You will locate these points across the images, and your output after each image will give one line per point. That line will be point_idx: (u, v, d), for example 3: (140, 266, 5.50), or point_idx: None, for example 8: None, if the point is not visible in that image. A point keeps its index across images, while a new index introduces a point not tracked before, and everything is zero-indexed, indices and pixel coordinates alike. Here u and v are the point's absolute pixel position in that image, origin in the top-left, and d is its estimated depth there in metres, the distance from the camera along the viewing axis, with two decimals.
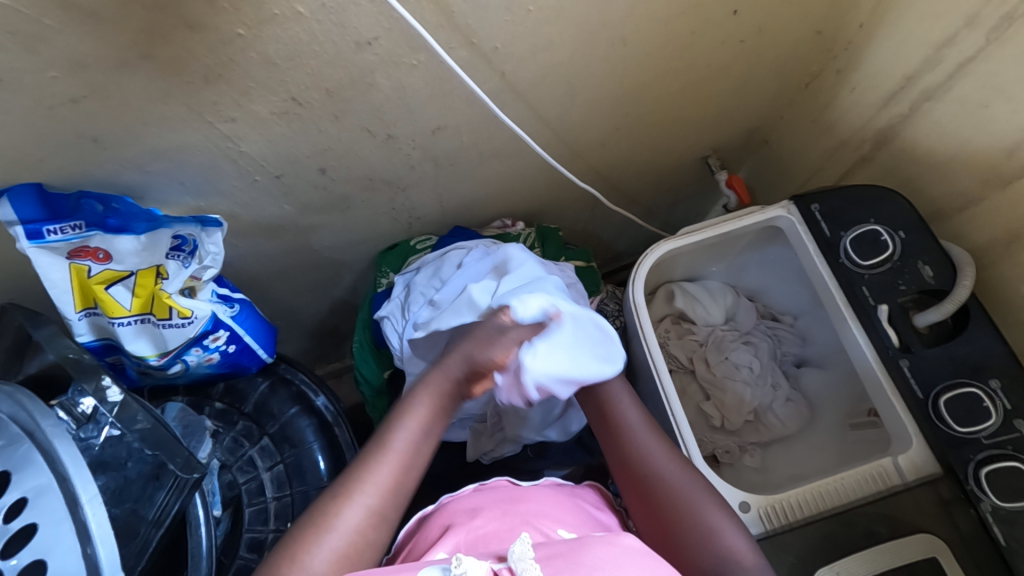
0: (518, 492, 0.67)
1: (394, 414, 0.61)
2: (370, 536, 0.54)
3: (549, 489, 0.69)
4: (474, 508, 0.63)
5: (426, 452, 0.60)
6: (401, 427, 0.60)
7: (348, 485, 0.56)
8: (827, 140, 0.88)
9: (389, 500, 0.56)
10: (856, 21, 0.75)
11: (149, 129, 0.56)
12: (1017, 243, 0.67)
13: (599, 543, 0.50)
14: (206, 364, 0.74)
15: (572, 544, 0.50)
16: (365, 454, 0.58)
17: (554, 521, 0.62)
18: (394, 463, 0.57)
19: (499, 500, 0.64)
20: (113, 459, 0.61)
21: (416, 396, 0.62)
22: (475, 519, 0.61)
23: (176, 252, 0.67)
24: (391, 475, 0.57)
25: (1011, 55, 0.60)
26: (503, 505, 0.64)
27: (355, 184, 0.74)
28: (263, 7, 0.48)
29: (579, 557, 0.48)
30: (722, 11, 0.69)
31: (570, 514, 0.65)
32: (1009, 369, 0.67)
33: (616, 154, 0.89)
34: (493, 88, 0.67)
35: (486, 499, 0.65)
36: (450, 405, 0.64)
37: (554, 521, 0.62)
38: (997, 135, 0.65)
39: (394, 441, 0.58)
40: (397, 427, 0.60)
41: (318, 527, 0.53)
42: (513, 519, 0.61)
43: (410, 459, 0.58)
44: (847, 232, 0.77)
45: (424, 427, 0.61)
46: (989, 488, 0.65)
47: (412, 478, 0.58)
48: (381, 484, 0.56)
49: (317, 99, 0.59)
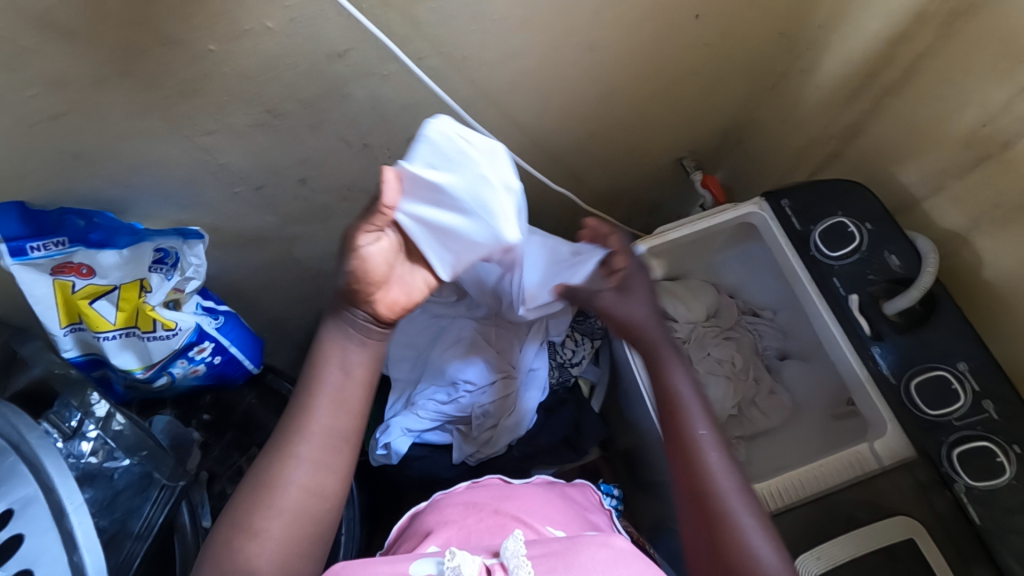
0: (509, 490, 0.69)
1: (310, 370, 0.58)
2: (315, 486, 0.54)
3: (540, 489, 0.70)
4: (466, 505, 0.64)
5: (355, 394, 0.58)
6: (322, 380, 0.58)
7: (287, 446, 0.55)
8: (796, 138, 0.90)
9: (323, 451, 0.56)
10: (816, 22, 0.78)
11: (130, 144, 0.58)
12: (978, 230, 0.69)
13: (592, 544, 0.50)
14: (192, 375, 0.75)
15: (566, 541, 0.51)
16: (290, 416, 0.57)
17: (543, 518, 0.63)
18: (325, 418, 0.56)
19: (490, 497, 0.66)
20: (100, 472, 0.62)
21: (334, 356, 0.58)
22: (466, 518, 0.62)
23: (159, 264, 0.67)
24: (325, 432, 0.56)
25: (960, 47, 0.63)
26: (494, 503, 0.65)
27: (335, 194, 0.76)
28: (235, 22, 0.50)
29: (573, 555, 0.49)
30: (683, 16, 0.71)
31: (560, 513, 0.66)
32: (976, 352, 0.69)
33: (593, 156, 0.91)
34: (464, 95, 0.68)
35: (480, 496, 0.67)
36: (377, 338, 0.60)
37: (543, 518, 0.63)
38: (952, 126, 0.68)
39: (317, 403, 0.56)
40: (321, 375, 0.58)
41: (261, 491, 0.53)
42: (502, 516, 0.62)
43: (338, 407, 0.57)
44: (816, 226, 0.80)
45: (348, 372, 0.58)
46: (962, 469, 0.66)
47: (346, 424, 0.57)
48: (308, 440, 0.55)
49: (293, 110, 0.61)
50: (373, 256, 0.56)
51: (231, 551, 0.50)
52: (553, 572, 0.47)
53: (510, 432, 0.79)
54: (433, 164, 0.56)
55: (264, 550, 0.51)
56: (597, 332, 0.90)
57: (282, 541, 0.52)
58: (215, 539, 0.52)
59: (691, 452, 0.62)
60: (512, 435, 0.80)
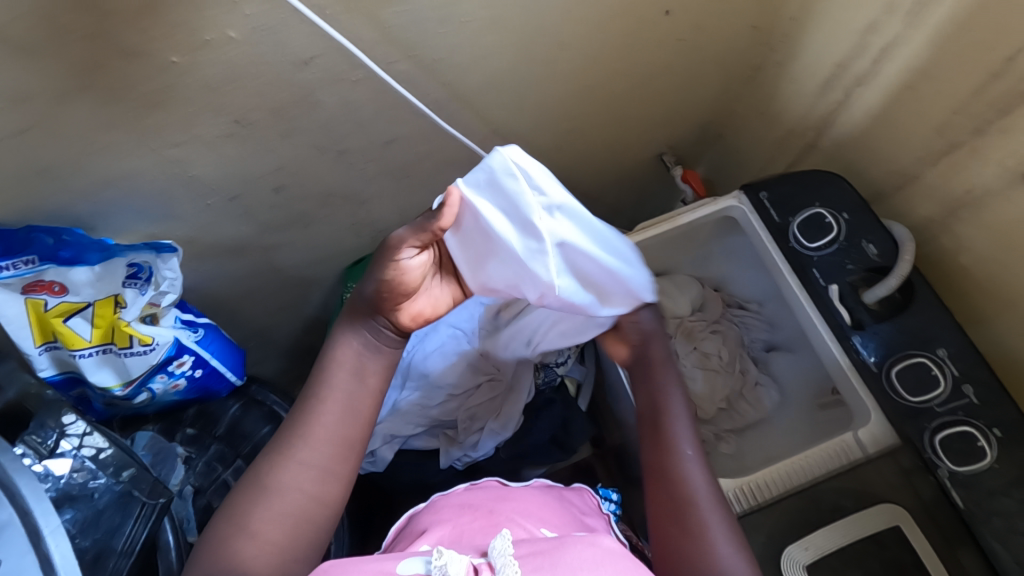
0: (505, 492, 0.68)
1: (317, 376, 0.60)
2: (313, 489, 0.55)
3: (536, 491, 0.70)
4: (462, 505, 0.64)
5: (360, 403, 0.59)
6: (332, 384, 0.59)
7: (291, 447, 0.56)
8: (774, 130, 0.91)
9: (326, 455, 0.56)
10: (788, 14, 0.78)
11: (99, 159, 0.57)
12: (952, 216, 0.69)
13: (583, 547, 0.49)
14: (172, 391, 0.74)
15: (554, 541, 0.50)
16: (295, 418, 0.58)
17: (537, 521, 0.62)
18: (330, 423, 0.57)
19: (486, 497, 0.66)
20: (80, 493, 0.60)
21: (338, 362, 0.60)
22: (461, 517, 0.62)
23: (133, 279, 0.66)
24: (330, 437, 0.57)
25: (928, 35, 0.63)
26: (490, 503, 0.65)
27: (312, 201, 0.75)
28: (196, 33, 0.49)
29: (560, 557, 0.48)
30: (654, 11, 0.71)
31: (554, 514, 0.65)
32: (955, 338, 0.70)
33: (573, 155, 0.91)
34: (437, 98, 0.68)
35: (476, 497, 0.66)
36: (383, 351, 0.62)
37: (537, 521, 0.62)
38: (923, 114, 0.68)
39: (325, 406, 0.58)
40: (326, 381, 0.59)
41: (261, 489, 0.53)
42: (497, 516, 0.62)
43: (345, 413, 0.58)
44: (794, 217, 0.80)
45: (354, 379, 0.60)
46: (944, 454, 0.66)
47: (352, 432, 0.58)
48: (310, 443, 0.56)
49: (263, 120, 0.60)
50: (411, 270, 0.57)
51: (226, 548, 0.50)
52: (538, 571, 0.46)
53: (495, 435, 0.80)
54: (489, 193, 0.53)
55: (261, 552, 0.51)
56: None
57: (280, 545, 0.52)
58: (210, 534, 0.52)
59: (673, 465, 0.60)
60: (498, 437, 0.80)
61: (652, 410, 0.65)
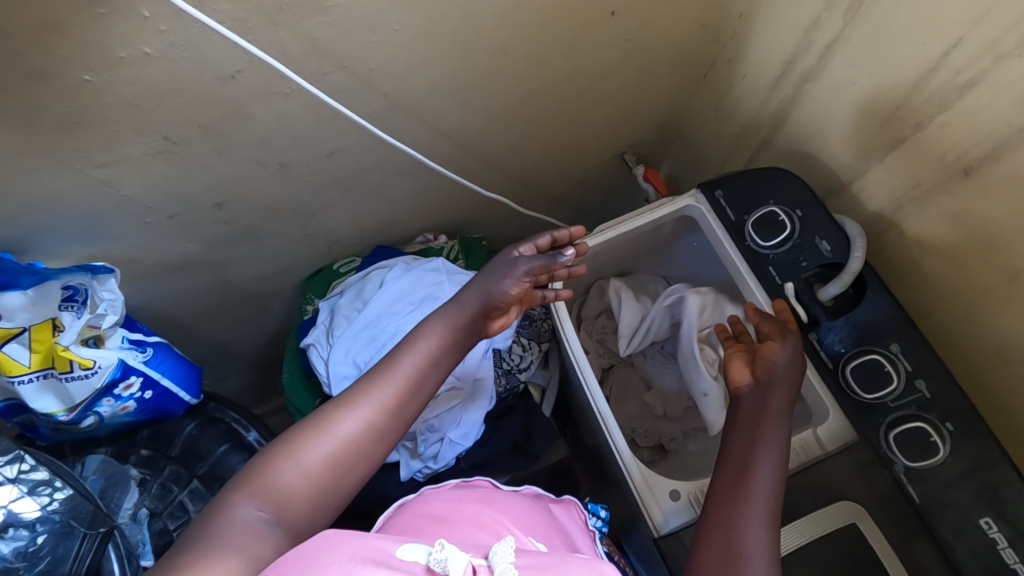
0: (494, 497, 0.67)
1: (405, 341, 0.60)
2: (365, 450, 0.54)
3: (525, 500, 0.69)
4: (451, 501, 0.64)
5: (427, 390, 0.59)
6: (422, 349, 0.59)
7: (364, 396, 0.55)
8: (730, 127, 0.91)
9: (389, 424, 0.55)
10: (735, 11, 0.77)
11: (19, 184, 0.55)
12: (900, 211, 0.69)
13: (583, 566, 0.45)
14: (122, 413, 0.73)
15: (556, 557, 0.46)
16: (373, 373, 0.57)
17: (526, 530, 0.62)
18: (398, 396, 0.56)
19: (475, 497, 0.65)
20: (18, 521, 0.57)
21: (431, 330, 0.61)
22: (451, 516, 0.61)
23: (68, 302, 0.65)
24: (395, 409, 0.56)
25: (867, 32, 0.63)
26: (479, 504, 0.64)
27: (259, 215, 0.74)
28: (107, 51, 0.47)
29: (562, 568, 0.45)
30: (598, 13, 0.70)
31: (540, 527, 0.65)
32: (907, 332, 0.69)
33: (529, 158, 0.91)
34: (379, 108, 0.67)
35: (465, 497, 0.65)
36: (462, 339, 0.63)
37: (527, 530, 0.62)
38: (868, 109, 0.68)
39: (404, 369, 0.57)
40: (409, 351, 0.59)
41: (325, 422, 0.53)
42: (487, 517, 0.62)
43: (411, 389, 0.57)
44: (750, 216, 0.80)
45: (433, 358, 0.60)
46: (899, 449, 0.67)
47: (412, 413, 0.57)
48: (376, 403, 0.55)
49: (193, 136, 0.59)
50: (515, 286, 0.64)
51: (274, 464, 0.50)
52: None
53: (455, 445, 0.80)
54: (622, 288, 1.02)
55: (297, 483, 0.50)
56: (544, 335, 0.90)
57: (315, 483, 0.51)
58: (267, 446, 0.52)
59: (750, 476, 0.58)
60: (458, 447, 0.80)
61: (746, 435, 0.63)
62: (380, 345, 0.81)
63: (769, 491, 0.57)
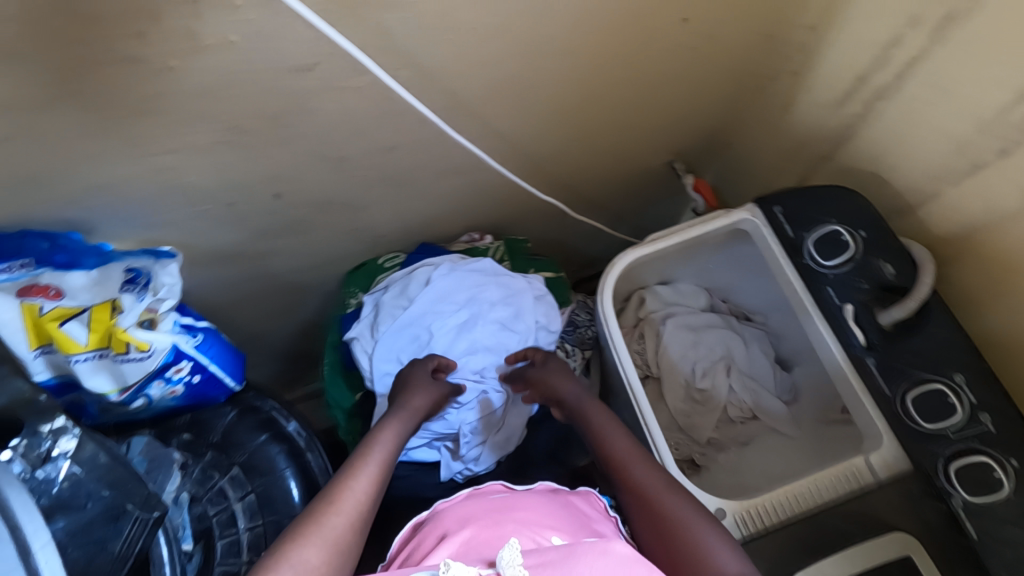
0: (508, 501, 0.63)
1: (363, 442, 0.66)
2: (357, 532, 0.55)
3: (542, 498, 0.65)
4: (463, 517, 0.59)
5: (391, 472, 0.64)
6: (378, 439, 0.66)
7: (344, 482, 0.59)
8: (787, 141, 0.88)
9: (371, 506, 0.58)
10: (804, 23, 0.75)
11: (88, 165, 0.55)
12: (972, 238, 0.67)
13: (591, 551, 0.46)
14: (170, 397, 0.73)
15: (563, 550, 0.47)
16: (345, 467, 0.61)
17: (546, 529, 0.58)
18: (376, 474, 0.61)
19: (489, 509, 0.60)
20: (73, 500, 0.58)
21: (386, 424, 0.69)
22: (465, 530, 0.57)
23: (130, 284, 0.66)
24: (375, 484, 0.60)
25: (953, 53, 0.61)
26: (495, 515, 0.60)
27: (309, 208, 0.73)
28: (193, 38, 0.47)
29: (569, 564, 0.45)
30: (669, 20, 0.69)
31: (562, 521, 0.61)
32: (973, 363, 0.67)
33: (578, 163, 0.89)
34: (442, 106, 0.66)
35: (476, 509, 0.61)
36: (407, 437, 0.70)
37: (546, 528, 0.58)
38: (947, 132, 0.65)
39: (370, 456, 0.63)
40: (371, 444, 0.65)
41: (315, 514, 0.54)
42: (504, 528, 0.57)
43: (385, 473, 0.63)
44: (809, 234, 0.78)
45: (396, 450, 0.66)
46: (958, 483, 0.64)
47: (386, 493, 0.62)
48: (363, 486, 0.59)
49: (261, 126, 0.58)
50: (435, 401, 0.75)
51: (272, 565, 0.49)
52: None
53: (496, 450, 0.81)
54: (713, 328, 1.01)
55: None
56: (587, 342, 0.90)
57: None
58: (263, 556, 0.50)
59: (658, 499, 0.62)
60: (498, 453, 0.81)
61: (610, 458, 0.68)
62: (424, 344, 0.81)
63: (675, 495, 0.63)
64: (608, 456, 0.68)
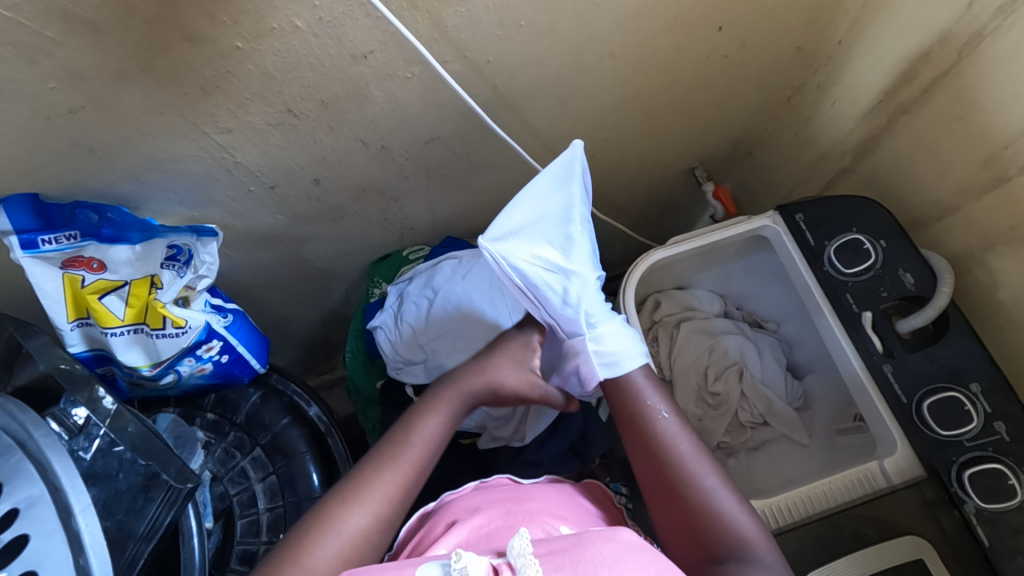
0: (520, 491, 0.62)
1: (398, 432, 0.63)
2: (374, 541, 0.55)
3: (552, 490, 0.64)
4: (475, 508, 0.59)
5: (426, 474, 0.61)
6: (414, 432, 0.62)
7: (361, 487, 0.57)
8: (809, 152, 0.90)
9: (392, 509, 0.57)
10: (834, 37, 0.78)
11: (148, 140, 0.57)
12: (992, 250, 0.69)
13: (598, 539, 0.45)
14: (198, 374, 0.74)
15: (571, 538, 0.46)
16: (372, 467, 0.59)
17: (555, 518, 0.57)
18: (406, 468, 0.60)
19: (502, 499, 0.60)
20: (103, 470, 0.60)
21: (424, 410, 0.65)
22: (477, 517, 0.56)
23: (171, 261, 0.68)
24: (397, 477, 0.58)
25: (980, 71, 0.63)
26: (506, 504, 0.59)
27: (347, 194, 0.75)
28: (261, 21, 0.49)
29: (581, 551, 0.44)
30: (706, 28, 0.71)
31: (573, 514, 0.61)
32: (989, 372, 0.69)
33: (605, 165, 0.91)
34: (485, 100, 0.68)
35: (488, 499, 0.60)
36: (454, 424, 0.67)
37: (557, 518, 0.58)
38: (970, 147, 0.67)
39: (402, 450, 0.61)
40: (410, 439, 0.62)
41: (325, 527, 0.53)
42: (515, 517, 0.56)
43: (413, 473, 0.60)
44: (831, 241, 0.79)
45: (434, 442, 0.63)
46: (972, 490, 0.65)
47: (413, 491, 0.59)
48: (379, 494, 0.56)
49: (312, 110, 0.60)
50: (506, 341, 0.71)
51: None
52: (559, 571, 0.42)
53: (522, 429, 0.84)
54: None
55: None
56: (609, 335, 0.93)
57: None
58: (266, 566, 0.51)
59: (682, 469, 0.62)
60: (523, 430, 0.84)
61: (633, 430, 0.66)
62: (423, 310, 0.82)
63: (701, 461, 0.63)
64: (635, 418, 0.65)
